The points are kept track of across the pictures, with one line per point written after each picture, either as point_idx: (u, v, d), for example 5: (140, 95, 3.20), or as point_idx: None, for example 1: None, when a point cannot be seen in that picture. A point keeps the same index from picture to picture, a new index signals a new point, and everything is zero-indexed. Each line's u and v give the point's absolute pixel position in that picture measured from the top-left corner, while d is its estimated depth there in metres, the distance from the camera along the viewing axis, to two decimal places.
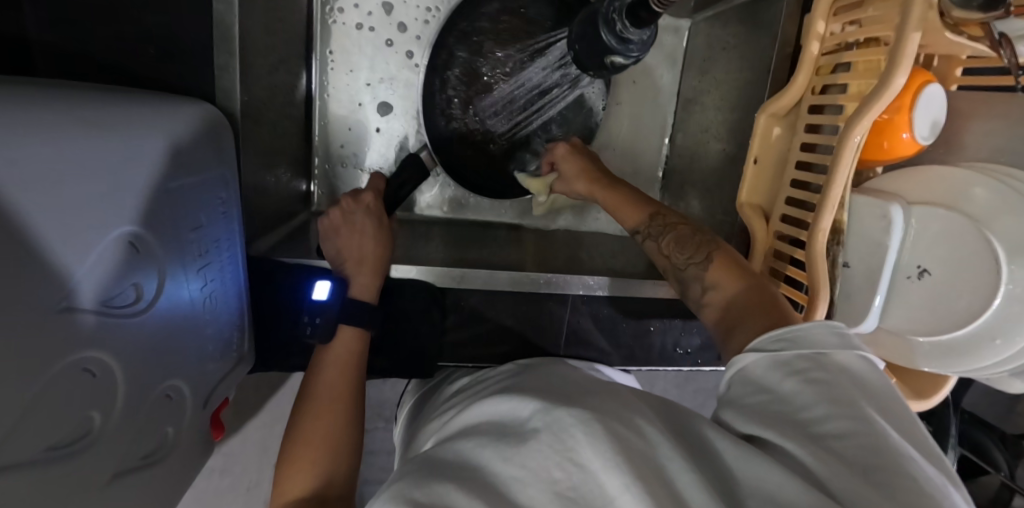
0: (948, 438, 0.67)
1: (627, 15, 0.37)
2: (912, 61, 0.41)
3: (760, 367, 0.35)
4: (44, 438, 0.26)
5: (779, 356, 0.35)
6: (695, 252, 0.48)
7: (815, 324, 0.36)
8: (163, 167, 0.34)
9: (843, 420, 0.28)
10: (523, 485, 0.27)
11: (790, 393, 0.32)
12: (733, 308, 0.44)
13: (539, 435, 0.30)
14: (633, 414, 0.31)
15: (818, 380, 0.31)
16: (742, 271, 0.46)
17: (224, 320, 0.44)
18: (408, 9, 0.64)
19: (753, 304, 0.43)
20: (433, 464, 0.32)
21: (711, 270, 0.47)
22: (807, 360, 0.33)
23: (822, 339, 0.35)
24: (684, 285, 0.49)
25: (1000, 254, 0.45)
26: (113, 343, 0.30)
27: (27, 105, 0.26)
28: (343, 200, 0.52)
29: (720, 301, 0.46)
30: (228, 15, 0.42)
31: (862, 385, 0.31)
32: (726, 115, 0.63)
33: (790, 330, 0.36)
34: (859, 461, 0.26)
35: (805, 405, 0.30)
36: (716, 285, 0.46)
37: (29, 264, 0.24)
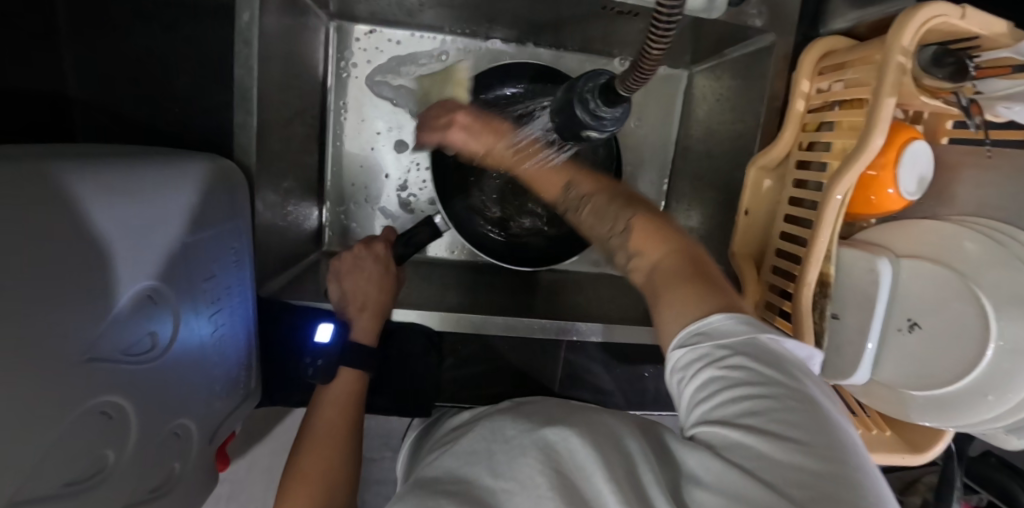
0: (955, 490, 0.65)
1: (601, 93, 0.35)
2: (889, 122, 0.43)
3: (684, 359, 0.35)
4: (62, 474, 0.28)
5: (698, 348, 0.34)
6: (616, 222, 0.49)
7: (724, 316, 0.35)
8: (181, 223, 0.38)
9: (770, 416, 0.29)
10: (510, 495, 0.29)
11: (715, 389, 0.32)
12: (657, 271, 0.43)
13: (526, 449, 0.31)
14: (616, 427, 0.34)
15: (737, 366, 0.32)
16: (663, 235, 0.45)
17: (232, 360, 0.48)
18: (416, 64, 0.69)
19: (674, 273, 0.41)
20: (430, 484, 0.33)
21: (632, 236, 0.46)
22: (726, 348, 0.33)
23: (733, 327, 0.34)
24: (613, 252, 0.50)
25: (989, 311, 0.45)
26: (128, 386, 0.33)
27: (80, 167, 0.31)
28: (357, 246, 0.57)
29: (645, 265, 0.45)
30: (247, 78, 0.47)
31: (776, 360, 0.32)
32: (719, 163, 0.65)
33: (698, 325, 0.35)
34: (785, 439, 0.28)
35: (732, 402, 0.31)
36: (639, 251, 0.46)
37: (54, 319, 0.27)
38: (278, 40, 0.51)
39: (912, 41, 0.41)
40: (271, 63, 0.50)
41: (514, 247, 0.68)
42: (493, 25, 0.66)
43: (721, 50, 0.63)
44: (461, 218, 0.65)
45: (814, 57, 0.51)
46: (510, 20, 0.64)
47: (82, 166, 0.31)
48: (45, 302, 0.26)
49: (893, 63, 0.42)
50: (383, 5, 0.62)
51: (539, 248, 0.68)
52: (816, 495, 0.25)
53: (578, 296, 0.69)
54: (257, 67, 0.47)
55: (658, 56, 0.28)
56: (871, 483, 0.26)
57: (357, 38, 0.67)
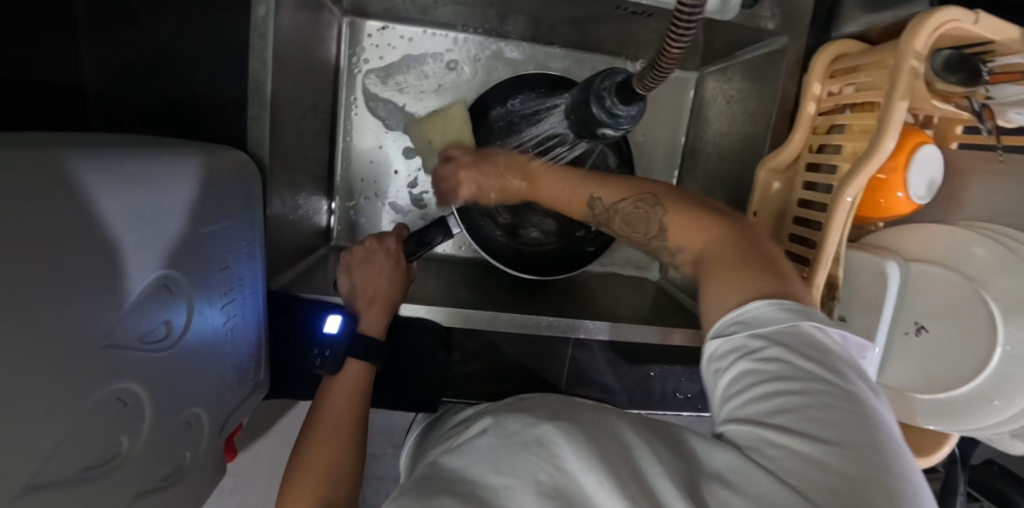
0: (959, 495, 0.65)
1: (617, 91, 0.35)
2: (900, 126, 0.43)
3: (721, 350, 0.36)
4: (78, 460, 0.29)
5: (735, 340, 0.35)
6: (649, 227, 0.47)
7: (762, 305, 0.35)
8: (195, 214, 0.39)
9: (801, 410, 0.30)
10: (513, 492, 0.28)
11: (749, 381, 0.33)
12: (702, 260, 0.42)
13: (529, 446, 0.31)
14: (616, 427, 0.33)
15: (774, 360, 0.32)
16: (702, 223, 0.44)
17: (243, 351, 0.48)
18: (428, 61, 0.69)
19: (722, 258, 0.41)
20: (438, 479, 0.33)
21: (669, 236, 0.46)
22: (763, 341, 0.33)
23: (773, 318, 0.34)
24: (658, 251, 0.49)
25: (996, 315, 0.45)
26: (143, 374, 0.34)
27: (95, 156, 0.31)
28: (369, 240, 0.58)
29: (691, 255, 0.44)
30: (263, 72, 0.47)
31: (816, 353, 0.32)
32: (728, 165, 0.65)
33: (738, 315, 0.36)
34: (816, 437, 0.28)
35: (765, 395, 0.31)
36: (683, 247, 0.45)
37: (71, 303, 0.27)
38: (293, 35, 0.52)
39: (925, 46, 0.42)
40: (285, 56, 0.51)
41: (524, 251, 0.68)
42: (505, 23, 0.66)
43: (732, 53, 0.64)
44: (478, 224, 0.65)
45: (825, 60, 0.52)
46: (522, 19, 0.64)
47: (95, 154, 0.31)
48: (63, 286, 0.26)
49: (906, 67, 0.42)
50: (397, 2, 0.62)
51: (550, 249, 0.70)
52: (839, 492, 0.26)
53: (586, 295, 0.69)
54: (272, 61, 0.47)
55: (676, 55, 0.28)
56: (901, 485, 0.26)
57: (368, 34, 0.68)
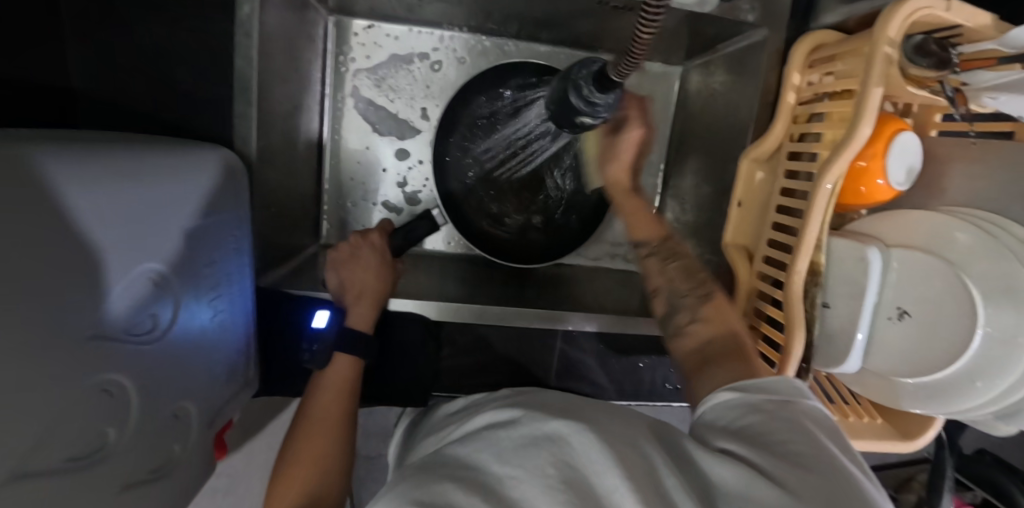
0: (947, 479, 0.65)
1: (594, 80, 0.36)
2: (876, 112, 0.43)
3: (729, 403, 0.38)
4: (64, 449, 0.29)
5: (745, 395, 0.37)
6: (697, 287, 0.52)
7: (780, 376, 0.39)
8: (182, 208, 0.39)
9: (800, 444, 0.31)
10: (519, 482, 0.28)
11: (753, 423, 0.34)
12: (708, 347, 0.47)
13: (538, 441, 0.31)
14: (633, 432, 0.33)
15: (784, 418, 0.34)
16: (731, 317, 0.50)
17: (232, 347, 0.48)
18: (416, 60, 0.70)
19: (728, 351, 0.46)
20: (427, 469, 0.33)
21: (708, 305, 0.51)
22: (774, 400, 0.36)
23: (785, 385, 0.38)
24: (672, 311, 0.52)
25: (976, 297, 0.46)
26: (130, 366, 0.34)
27: (71, 153, 0.31)
28: (353, 237, 0.58)
29: (699, 336, 0.49)
30: (248, 69, 0.48)
31: (816, 418, 0.35)
32: (713, 157, 0.66)
33: (755, 383, 0.39)
34: (815, 466, 0.28)
35: (768, 432, 0.33)
36: (706, 319, 0.50)
37: (51, 294, 0.27)
38: (279, 35, 0.52)
39: (898, 32, 0.42)
40: (271, 54, 0.51)
41: (512, 246, 0.68)
42: (491, 21, 0.67)
43: (714, 46, 0.64)
44: (464, 217, 0.66)
45: (804, 50, 0.52)
46: (508, 16, 0.65)
47: (67, 151, 0.31)
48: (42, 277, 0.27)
49: (881, 54, 0.42)
50: (383, 0, 0.63)
51: (539, 245, 0.69)
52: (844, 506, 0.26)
53: (576, 290, 0.69)
54: (257, 58, 0.48)
55: (647, 40, 0.28)
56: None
57: (355, 33, 0.68)
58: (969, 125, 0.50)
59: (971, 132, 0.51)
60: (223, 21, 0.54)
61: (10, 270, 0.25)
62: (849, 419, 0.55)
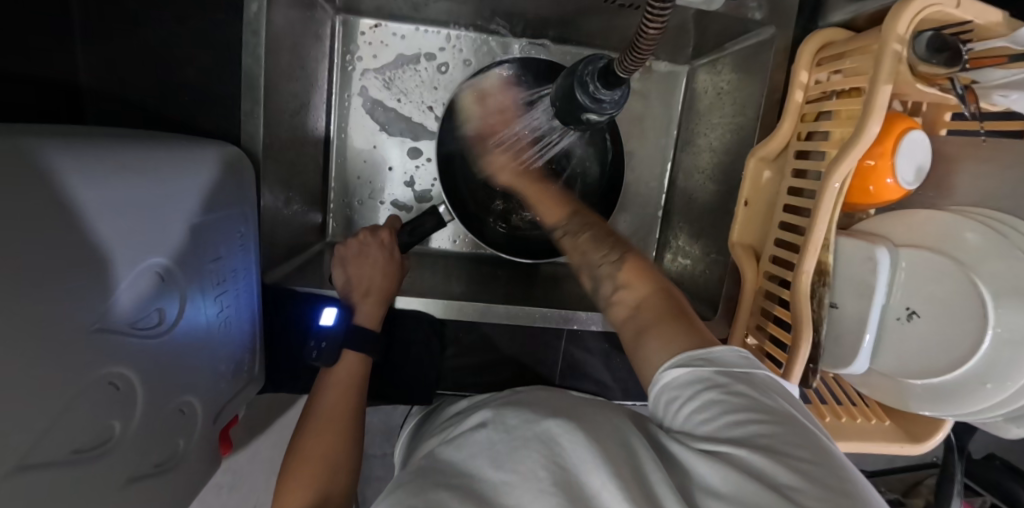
0: (956, 484, 0.64)
1: (600, 76, 0.35)
2: (885, 110, 0.43)
3: (680, 384, 0.35)
4: (70, 442, 0.29)
5: (697, 373, 0.34)
6: (611, 251, 0.49)
7: (723, 347, 0.36)
8: (188, 203, 0.39)
9: (769, 426, 0.30)
10: (512, 487, 0.29)
11: (712, 403, 0.32)
12: (640, 310, 0.43)
13: (528, 442, 0.31)
14: (622, 430, 0.33)
15: (740, 393, 0.32)
16: (653, 274, 0.45)
17: (237, 343, 0.49)
18: (422, 60, 0.70)
19: (660, 313, 0.41)
20: (433, 472, 0.32)
21: (621, 269, 0.47)
22: (724, 373, 0.33)
23: (730, 357, 0.35)
24: (597, 281, 0.48)
25: (987, 297, 0.45)
26: (137, 360, 0.34)
27: (76, 149, 0.31)
28: (362, 233, 0.58)
29: (629, 300, 0.44)
30: (255, 67, 0.48)
31: (766, 386, 0.33)
32: (720, 156, 0.66)
33: (701, 354, 0.35)
34: (796, 457, 0.27)
35: (731, 415, 0.31)
36: (627, 284, 0.45)
37: (57, 288, 0.27)
38: (286, 33, 0.53)
39: (907, 30, 0.42)
40: (278, 53, 0.51)
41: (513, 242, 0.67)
42: (498, 19, 0.67)
43: (721, 45, 0.64)
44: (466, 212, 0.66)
45: (812, 49, 0.52)
46: (514, 14, 0.65)
47: (73, 146, 0.31)
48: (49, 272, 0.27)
49: (890, 51, 0.42)
50: None
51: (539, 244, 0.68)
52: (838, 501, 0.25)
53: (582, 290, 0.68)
54: (264, 56, 0.48)
55: (654, 36, 0.28)
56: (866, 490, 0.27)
57: (362, 32, 0.68)
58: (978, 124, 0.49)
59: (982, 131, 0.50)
60: (231, 20, 0.55)
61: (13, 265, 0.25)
62: (857, 421, 0.54)
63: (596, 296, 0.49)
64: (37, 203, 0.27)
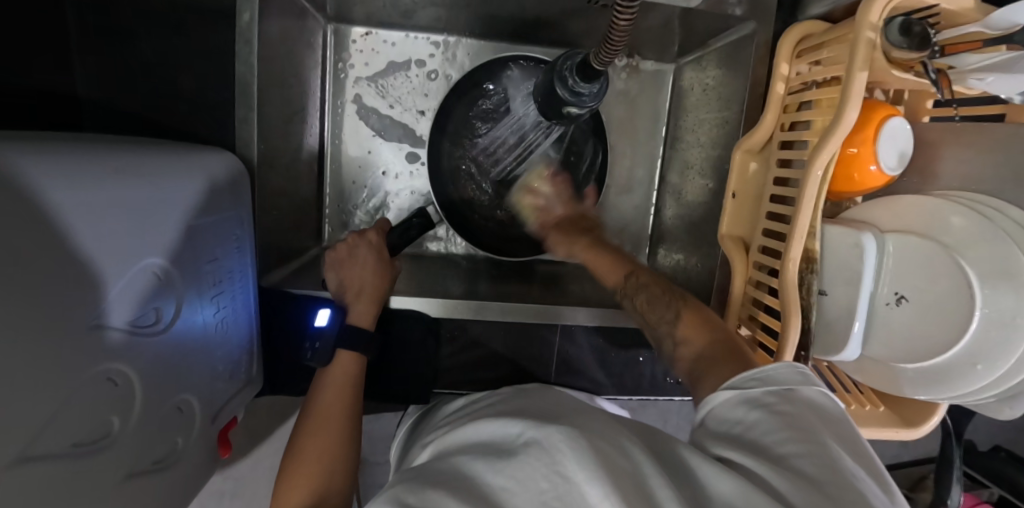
0: (955, 471, 0.64)
1: (578, 70, 0.37)
2: (862, 98, 0.44)
3: (728, 402, 0.36)
4: (69, 435, 0.30)
5: (746, 394, 0.36)
6: (666, 310, 0.50)
7: (782, 364, 0.37)
8: (183, 205, 0.40)
9: (797, 446, 0.30)
10: (513, 496, 0.28)
11: (756, 423, 0.33)
12: (699, 360, 0.43)
13: (530, 451, 0.30)
14: (625, 440, 0.31)
15: (785, 414, 0.32)
16: (711, 325, 0.46)
17: (234, 345, 0.49)
18: (413, 66, 0.72)
19: (718, 360, 0.42)
20: (425, 475, 0.32)
21: (680, 326, 0.48)
22: (775, 395, 0.34)
23: (789, 378, 0.36)
24: (659, 341, 0.50)
25: (973, 279, 0.46)
26: (133, 357, 0.35)
27: (70, 156, 0.32)
28: (350, 236, 0.60)
29: (691, 354, 0.45)
30: (248, 75, 0.49)
31: (818, 411, 0.33)
32: (708, 151, 0.67)
33: (761, 374, 0.37)
34: (817, 476, 0.27)
35: (771, 432, 0.32)
36: (687, 340, 0.46)
37: (52, 285, 0.28)
38: (278, 42, 0.54)
39: (880, 18, 0.43)
40: (271, 61, 0.53)
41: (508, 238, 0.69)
42: (485, 24, 0.68)
43: (705, 42, 0.65)
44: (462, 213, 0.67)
45: (791, 41, 0.53)
46: (501, 18, 0.66)
47: (68, 154, 0.32)
48: (47, 269, 0.28)
49: (864, 39, 0.43)
50: (378, 7, 0.64)
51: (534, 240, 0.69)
52: None
53: (575, 287, 0.69)
54: (257, 64, 0.49)
55: (625, 27, 0.29)
56: None
57: (354, 40, 0.70)
58: (955, 110, 0.51)
59: (959, 116, 0.51)
60: (225, 31, 0.56)
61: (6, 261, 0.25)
62: (850, 407, 0.55)
63: (664, 356, 0.50)
64: (30, 205, 0.28)
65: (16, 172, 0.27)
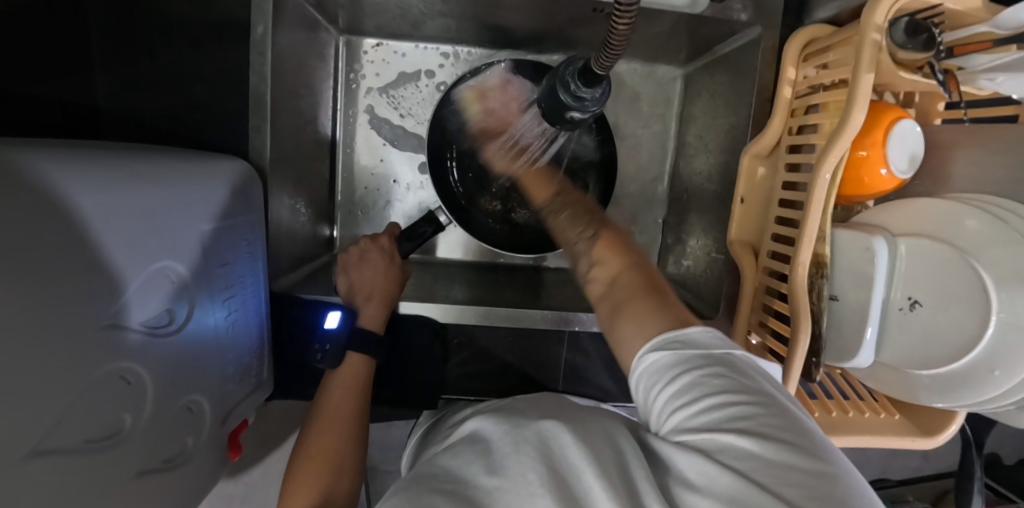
0: (978, 484, 0.62)
1: (580, 75, 0.37)
2: (869, 99, 0.43)
3: (660, 370, 0.33)
4: (82, 431, 0.31)
5: (675, 357, 0.33)
6: (586, 228, 0.51)
7: (700, 329, 0.35)
8: (197, 210, 0.42)
9: (745, 413, 0.28)
10: (505, 493, 0.27)
11: (691, 389, 0.31)
12: (616, 283, 0.43)
13: (519, 447, 0.30)
14: (612, 430, 0.32)
15: (719, 377, 0.31)
16: (629, 251, 0.46)
17: (244, 348, 0.50)
18: (423, 76, 0.73)
19: (633, 291, 0.41)
20: (425, 478, 0.31)
21: (596, 245, 0.47)
22: (703, 357, 0.32)
23: (710, 338, 0.34)
24: (576, 259, 0.50)
25: (987, 282, 0.44)
26: (146, 357, 0.36)
27: (88, 162, 0.34)
28: (361, 240, 0.61)
29: (603, 275, 0.45)
30: (261, 85, 0.51)
31: (747, 370, 0.32)
32: (715, 156, 0.66)
33: (678, 337, 0.34)
34: (774, 443, 0.26)
35: (711, 399, 0.30)
36: (600, 262, 0.46)
37: (72, 282, 0.29)
38: (291, 54, 0.56)
39: (885, 19, 0.42)
40: (283, 71, 0.54)
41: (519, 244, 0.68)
42: (493, 35, 0.70)
43: (712, 48, 0.66)
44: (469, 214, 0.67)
45: (797, 45, 0.53)
46: (508, 28, 0.67)
47: (88, 161, 0.34)
48: (63, 270, 0.29)
49: (869, 41, 0.43)
50: (389, 19, 0.66)
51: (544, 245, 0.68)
52: (815, 486, 0.24)
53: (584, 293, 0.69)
54: (270, 75, 0.51)
55: (624, 31, 0.30)
56: (849, 475, 0.26)
57: (365, 51, 0.72)
58: (964, 112, 0.50)
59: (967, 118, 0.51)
60: (239, 44, 0.58)
61: (27, 259, 0.27)
62: (865, 415, 0.53)
63: (579, 276, 0.50)
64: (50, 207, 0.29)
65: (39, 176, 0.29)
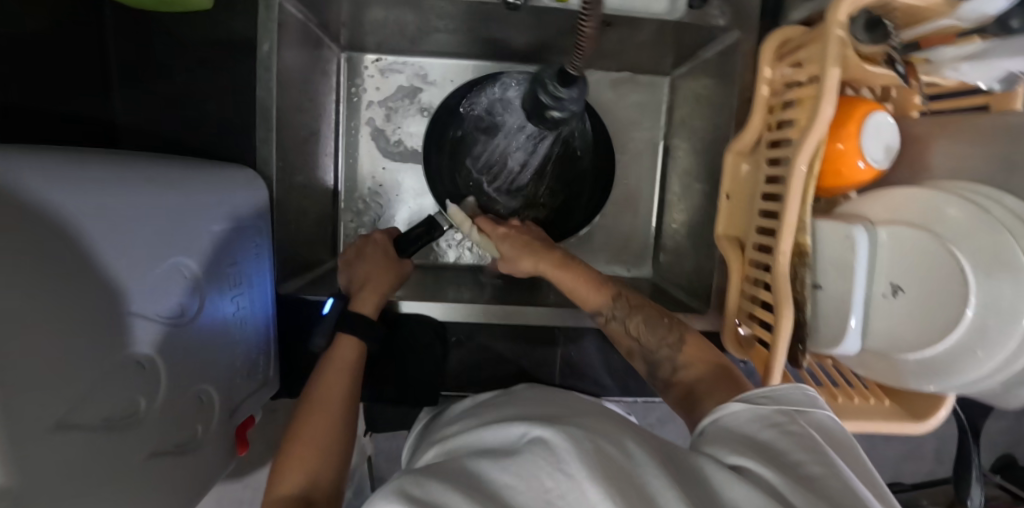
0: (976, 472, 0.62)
1: (557, 76, 0.40)
2: (837, 92, 0.45)
3: (742, 417, 0.39)
4: (101, 409, 0.33)
5: (759, 410, 0.39)
6: (669, 334, 0.56)
7: (792, 388, 0.41)
8: (206, 211, 0.45)
9: (811, 460, 0.32)
10: (515, 491, 0.29)
11: (767, 437, 0.36)
12: (698, 387, 0.51)
13: (532, 450, 0.31)
14: (623, 439, 0.33)
15: (794, 433, 0.35)
16: (710, 353, 0.54)
17: (252, 343, 0.53)
18: (421, 88, 0.77)
19: (714, 385, 0.50)
20: (433, 469, 0.33)
21: (683, 351, 0.54)
22: (784, 415, 0.38)
23: (797, 401, 0.40)
24: (655, 364, 0.56)
25: (966, 267, 0.45)
26: (159, 344, 0.39)
27: (107, 167, 0.37)
28: (358, 238, 0.65)
29: (689, 379, 0.53)
30: (268, 99, 0.55)
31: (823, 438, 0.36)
32: (702, 156, 0.69)
33: (772, 393, 0.41)
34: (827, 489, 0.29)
35: (783, 448, 0.34)
36: (688, 364, 0.53)
37: (95, 271, 0.32)
38: (295, 70, 0.60)
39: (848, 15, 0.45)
40: (288, 86, 0.58)
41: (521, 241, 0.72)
42: (486, 47, 0.73)
43: (695, 53, 0.68)
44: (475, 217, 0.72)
45: (772, 45, 0.55)
46: (500, 41, 0.71)
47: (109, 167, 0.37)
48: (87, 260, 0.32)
49: (833, 37, 0.45)
50: (387, 36, 0.70)
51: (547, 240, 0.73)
52: None
53: None
54: (275, 89, 0.55)
55: (590, 33, 0.32)
56: None
57: (366, 67, 0.76)
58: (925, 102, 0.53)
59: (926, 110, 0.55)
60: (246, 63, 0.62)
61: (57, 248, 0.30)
62: (854, 401, 0.54)
63: (654, 376, 0.56)
64: (80, 203, 0.32)
65: (70, 177, 0.32)
